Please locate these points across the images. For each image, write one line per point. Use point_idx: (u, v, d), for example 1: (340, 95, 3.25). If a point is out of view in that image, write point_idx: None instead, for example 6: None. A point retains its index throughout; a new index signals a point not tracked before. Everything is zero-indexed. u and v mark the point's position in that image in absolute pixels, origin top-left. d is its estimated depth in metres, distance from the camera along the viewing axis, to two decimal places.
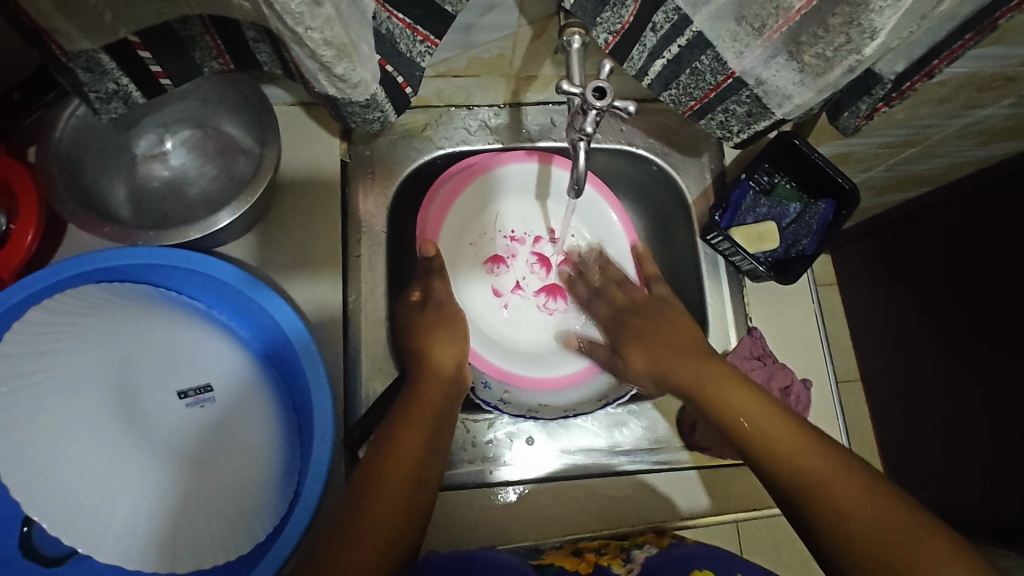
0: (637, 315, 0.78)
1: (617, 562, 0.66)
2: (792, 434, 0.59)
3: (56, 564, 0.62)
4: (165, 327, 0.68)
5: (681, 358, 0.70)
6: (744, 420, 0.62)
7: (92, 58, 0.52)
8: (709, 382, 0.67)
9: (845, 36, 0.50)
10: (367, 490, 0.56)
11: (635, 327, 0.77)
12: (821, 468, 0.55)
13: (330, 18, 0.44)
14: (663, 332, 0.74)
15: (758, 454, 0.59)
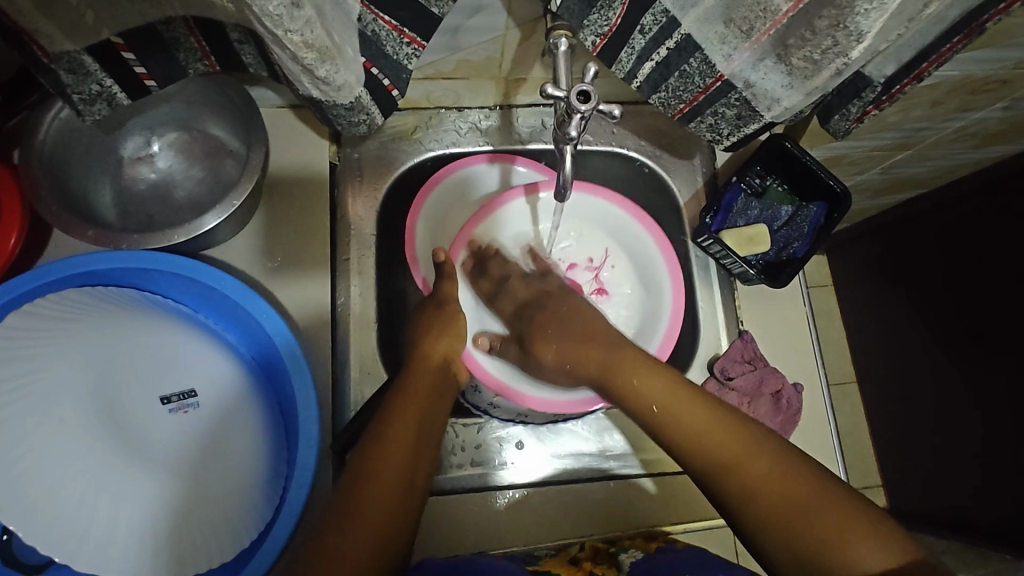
0: (546, 308, 0.71)
1: (609, 570, 0.65)
2: (719, 427, 0.57)
3: (34, 572, 0.61)
4: (150, 331, 0.68)
5: (597, 349, 0.66)
6: (661, 411, 0.60)
7: (74, 60, 0.51)
8: (630, 375, 0.63)
9: (832, 39, 0.50)
10: (357, 493, 0.55)
11: (539, 321, 0.71)
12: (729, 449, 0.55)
13: (311, 21, 0.44)
14: (576, 330, 0.69)
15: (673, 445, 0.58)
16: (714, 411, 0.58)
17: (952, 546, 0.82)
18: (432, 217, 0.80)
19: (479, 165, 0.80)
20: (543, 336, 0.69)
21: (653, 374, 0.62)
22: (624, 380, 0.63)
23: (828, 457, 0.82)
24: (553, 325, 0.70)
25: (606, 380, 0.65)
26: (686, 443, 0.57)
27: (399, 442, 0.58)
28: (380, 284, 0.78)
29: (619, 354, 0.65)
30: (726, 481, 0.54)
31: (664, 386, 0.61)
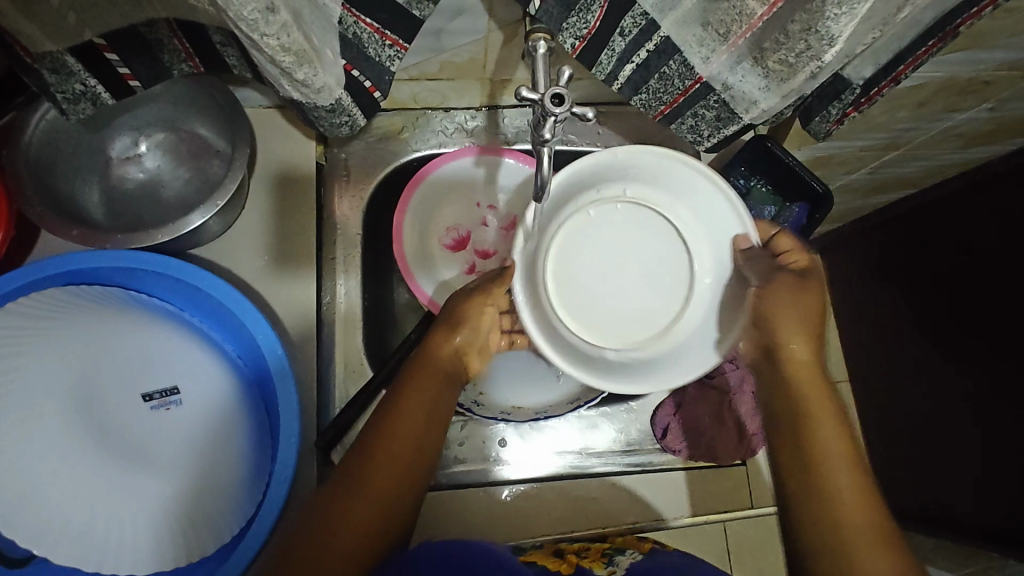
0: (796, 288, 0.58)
1: (599, 563, 0.65)
2: (860, 500, 0.51)
3: (20, 565, 0.61)
4: (133, 330, 0.69)
5: (807, 345, 0.57)
6: (783, 349, 0.57)
7: (57, 60, 0.52)
8: (815, 400, 0.56)
9: (805, 42, 0.50)
10: (349, 480, 0.54)
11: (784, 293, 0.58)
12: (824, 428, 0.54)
13: (288, 25, 0.45)
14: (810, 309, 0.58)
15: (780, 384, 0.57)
16: (870, 485, 0.52)
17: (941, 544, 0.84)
18: (421, 216, 0.81)
19: (467, 159, 0.81)
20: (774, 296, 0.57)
21: (829, 406, 0.55)
22: (799, 384, 0.57)
23: None
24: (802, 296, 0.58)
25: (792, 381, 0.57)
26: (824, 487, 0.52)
27: (397, 437, 0.56)
28: (366, 281, 0.79)
29: (814, 368, 0.57)
30: (829, 540, 0.50)
31: (835, 430, 0.54)
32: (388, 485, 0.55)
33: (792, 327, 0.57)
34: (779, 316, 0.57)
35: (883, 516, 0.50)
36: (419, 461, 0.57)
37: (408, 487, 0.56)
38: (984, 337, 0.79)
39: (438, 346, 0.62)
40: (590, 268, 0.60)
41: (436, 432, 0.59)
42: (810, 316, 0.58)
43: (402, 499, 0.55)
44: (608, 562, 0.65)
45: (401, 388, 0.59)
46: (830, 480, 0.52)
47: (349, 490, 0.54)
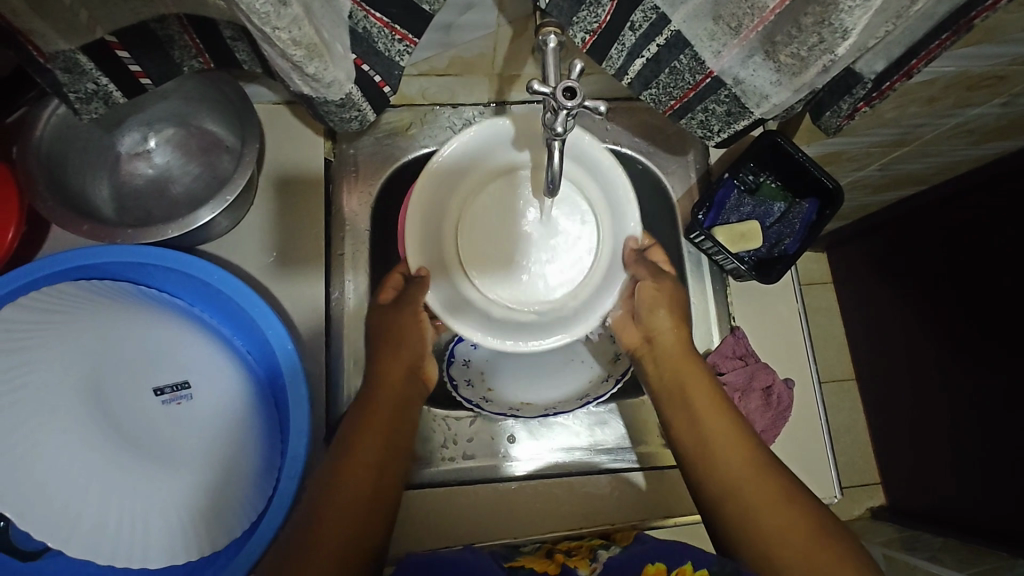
0: (665, 291, 0.69)
1: (583, 561, 0.64)
2: (735, 442, 0.62)
3: (32, 558, 0.65)
4: (144, 324, 0.69)
5: (674, 336, 0.70)
6: (655, 344, 0.70)
7: (70, 59, 0.52)
8: (687, 379, 0.67)
9: (818, 36, 0.50)
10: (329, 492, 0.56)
11: (654, 295, 0.69)
12: (702, 401, 0.65)
13: (299, 18, 0.44)
14: (674, 304, 0.70)
15: (659, 378, 0.69)
16: (739, 427, 0.63)
17: (949, 543, 0.85)
18: None
19: None
20: (658, 289, 0.69)
21: (700, 371, 0.67)
22: (675, 356, 0.69)
23: (820, 455, 0.82)
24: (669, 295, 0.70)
25: (668, 369, 0.68)
26: (704, 437, 0.63)
27: (366, 442, 0.59)
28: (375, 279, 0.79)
29: (685, 342, 0.70)
30: (716, 477, 0.60)
31: (704, 389, 0.66)
32: (363, 500, 0.56)
33: (664, 324, 0.69)
34: (656, 317, 0.69)
35: (766, 463, 0.60)
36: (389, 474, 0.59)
37: (387, 485, 0.58)
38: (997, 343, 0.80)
39: (389, 366, 0.66)
40: (493, 233, 0.68)
41: (402, 439, 0.62)
42: (676, 315, 0.70)
43: (383, 494, 0.58)
44: (592, 560, 0.64)
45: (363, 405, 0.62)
46: (712, 433, 0.63)
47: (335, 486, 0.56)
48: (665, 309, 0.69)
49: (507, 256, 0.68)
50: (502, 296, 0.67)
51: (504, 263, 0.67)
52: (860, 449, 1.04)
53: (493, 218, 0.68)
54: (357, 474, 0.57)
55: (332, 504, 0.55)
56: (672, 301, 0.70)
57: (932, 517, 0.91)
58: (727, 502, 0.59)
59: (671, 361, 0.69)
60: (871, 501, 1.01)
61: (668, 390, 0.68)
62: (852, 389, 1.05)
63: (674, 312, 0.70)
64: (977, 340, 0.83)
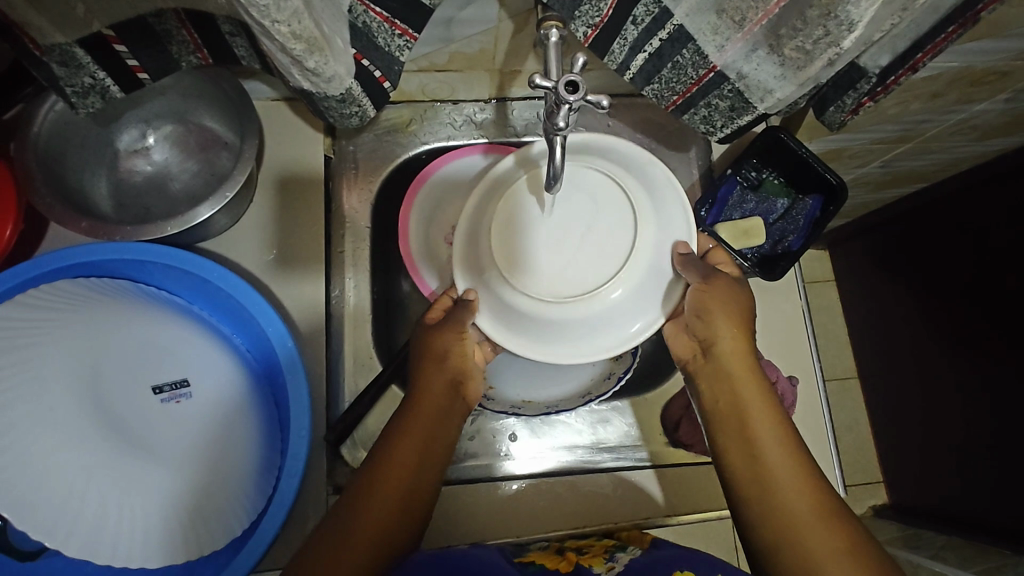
0: (722, 296, 0.60)
1: (598, 560, 0.65)
2: (795, 481, 0.57)
3: (31, 558, 0.64)
4: (143, 322, 0.69)
5: (734, 347, 0.62)
6: (713, 356, 0.62)
7: (66, 52, 0.52)
8: (747, 399, 0.60)
9: (824, 28, 0.49)
10: (356, 507, 0.56)
11: (709, 302, 0.60)
12: (761, 424, 0.59)
13: (299, 12, 0.44)
14: (733, 307, 0.61)
15: (715, 395, 0.62)
16: (799, 463, 0.58)
17: (952, 542, 0.85)
18: (427, 210, 0.80)
19: (474, 157, 0.80)
20: (710, 294, 0.60)
21: (761, 393, 0.61)
22: (731, 374, 0.62)
23: (822, 453, 0.81)
24: (728, 300, 0.61)
25: (726, 385, 0.62)
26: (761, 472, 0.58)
27: (399, 461, 0.58)
28: (375, 277, 0.78)
29: (744, 353, 0.62)
30: (772, 513, 0.56)
31: (763, 415, 0.60)
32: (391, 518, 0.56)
33: (721, 333, 0.61)
34: (713, 326, 0.61)
35: (824, 498, 0.56)
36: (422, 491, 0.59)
37: (413, 505, 0.58)
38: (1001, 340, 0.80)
39: (432, 378, 0.62)
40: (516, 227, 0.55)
41: (440, 446, 0.61)
42: (738, 323, 0.62)
43: (413, 511, 0.58)
44: (608, 559, 0.65)
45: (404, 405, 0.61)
46: (769, 468, 0.57)
47: (367, 493, 0.56)
48: (724, 318, 0.61)
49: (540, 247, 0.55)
50: (527, 301, 0.54)
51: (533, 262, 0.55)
52: (862, 447, 1.03)
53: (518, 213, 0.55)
54: (390, 486, 0.57)
55: (359, 525, 0.55)
56: (732, 306, 0.61)
57: (935, 516, 0.90)
58: (781, 547, 0.55)
59: (729, 376, 0.61)
60: (873, 500, 1.00)
61: (722, 409, 0.62)
62: (855, 387, 1.05)
63: (735, 319, 0.61)
64: (981, 337, 0.83)
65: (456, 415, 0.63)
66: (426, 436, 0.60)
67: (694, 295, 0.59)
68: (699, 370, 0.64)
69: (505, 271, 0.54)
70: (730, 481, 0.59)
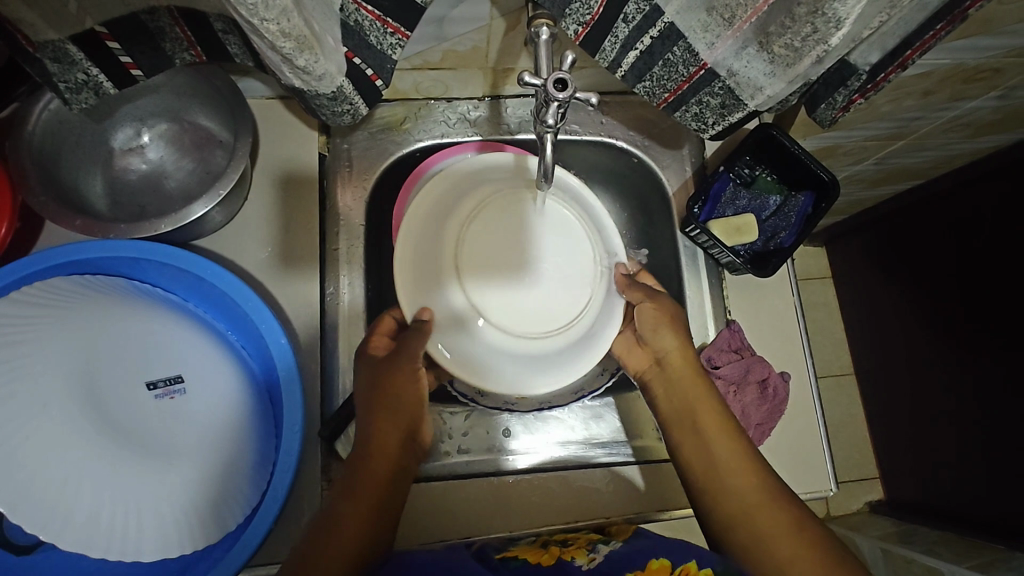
0: (668, 311, 0.69)
1: (580, 552, 0.66)
2: (745, 468, 0.63)
3: (25, 553, 0.65)
4: (136, 318, 0.69)
5: (682, 356, 0.69)
6: (663, 363, 0.70)
7: (59, 49, 0.52)
8: (697, 400, 0.67)
9: (811, 26, 0.49)
10: (343, 501, 0.61)
11: (659, 318, 0.68)
12: (711, 421, 0.66)
13: (287, 10, 0.44)
14: (678, 321, 0.69)
15: (668, 398, 0.69)
16: (747, 454, 0.64)
17: (948, 537, 0.85)
18: None
19: (467, 155, 0.80)
20: (660, 311, 0.68)
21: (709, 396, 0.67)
22: (681, 381, 0.68)
23: (817, 450, 0.81)
24: (673, 315, 0.69)
25: (677, 390, 0.68)
26: (715, 466, 0.63)
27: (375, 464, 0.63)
28: (369, 275, 0.79)
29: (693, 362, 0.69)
30: (726, 502, 0.62)
31: (714, 414, 0.66)
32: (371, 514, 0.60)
33: (668, 344, 0.69)
34: (662, 336, 0.69)
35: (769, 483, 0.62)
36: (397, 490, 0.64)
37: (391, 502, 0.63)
38: (995, 336, 0.80)
39: (396, 394, 0.65)
40: (487, 246, 0.59)
41: (414, 439, 0.67)
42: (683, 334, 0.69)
43: (390, 506, 0.63)
44: (589, 551, 0.67)
45: (372, 406, 0.65)
46: (721, 460, 0.63)
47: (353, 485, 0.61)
48: (672, 331, 0.69)
49: (511, 264, 0.59)
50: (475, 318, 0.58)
51: (494, 284, 0.58)
52: (858, 444, 1.03)
53: (492, 235, 0.59)
54: (372, 479, 0.62)
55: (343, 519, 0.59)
56: (677, 320, 0.69)
57: (930, 511, 0.91)
58: (736, 534, 0.61)
59: (676, 383, 0.69)
60: (869, 496, 1.00)
61: (676, 411, 0.68)
62: (850, 383, 1.05)
63: (680, 331, 0.69)
64: (974, 333, 0.83)
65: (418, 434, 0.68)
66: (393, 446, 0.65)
67: (643, 309, 0.67)
68: (653, 379, 0.70)
69: (466, 288, 0.58)
70: (690, 476, 0.65)
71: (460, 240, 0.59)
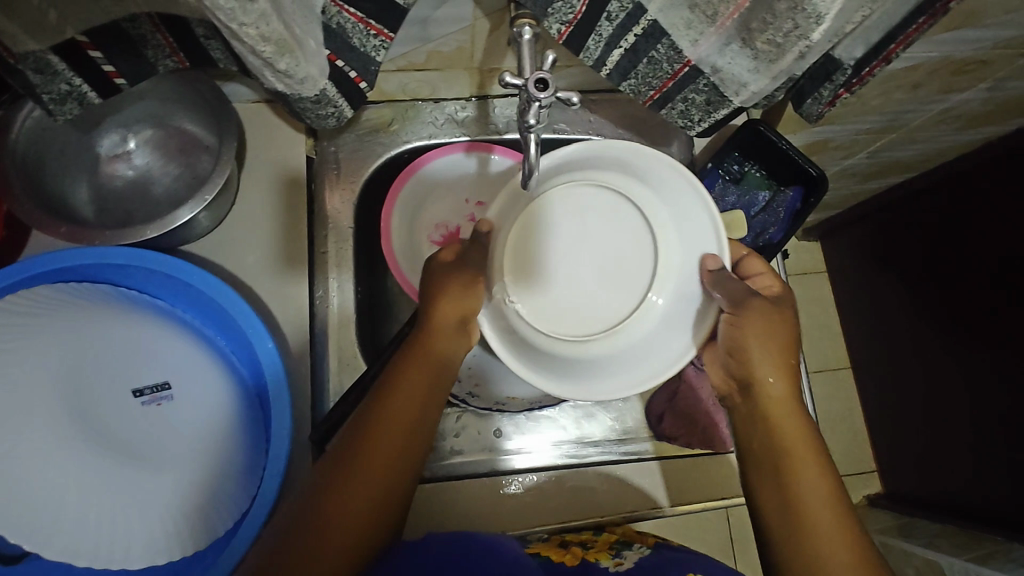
0: (759, 319, 0.55)
1: (605, 555, 0.67)
2: (830, 517, 0.51)
3: (13, 561, 0.64)
4: (122, 325, 0.69)
5: (778, 376, 0.55)
6: (752, 381, 0.55)
7: (41, 59, 0.52)
8: (785, 429, 0.54)
9: (792, 21, 0.49)
10: (309, 531, 0.52)
11: (743, 326, 0.55)
12: (799, 455, 0.53)
13: (266, 14, 0.44)
14: (775, 330, 0.55)
15: (751, 422, 0.56)
16: (836, 501, 0.52)
17: (946, 529, 0.85)
18: (409, 208, 0.82)
19: (455, 155, 0.81)
20: (747, 327, 0.55)
21: (802, 427, 0.54)
22: (771, 415, 0.55)
23: None
24: (767, 323, 0.55)
25: (764, 414, 0.55)
26: (792, 507, 0.52)
27: (357, 492, 0.53)
28: (360, 276, 0.79)
29: (788, 385, 0.55)
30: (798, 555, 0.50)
31: (804, 449, 0.53)
32: (349, 550, 0.52)
33: (757, 355, 0.55)
34: (748, 346, 0.55)
35: (857, 543, 0.50)
36: (380, 515, 0.54)
37: (368, 533, 0.53)
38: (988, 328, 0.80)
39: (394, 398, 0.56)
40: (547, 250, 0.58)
41: (415, 464, 0.57)
42: (783, 346, 0.55)
43: (367, 538, 0.53)
44: (613, 553, 0.67)
45: (369, 426, 0.55)
46: (802, 503, 0.51)
47: (323, 515, 0.52)
48: (762, 341, 0.55)
49: (573, 264, 0.58)
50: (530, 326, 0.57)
51: (550, 289, 0.58)
52: (856, 438, 1.04)
53: (551, 237, 0.58)
54: (348, 508, 0.53)
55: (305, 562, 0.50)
56: (771, 328, 0.55)
57: (928, 503, 0.91)
58: None
59: (762, 407, 0.55)
60: (867, 489, 1.01)
61: (758, 439, 0.55)
62: (846, 377, 1.06)
63: (776, 341, 0.55)
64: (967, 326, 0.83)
65: (421, 446, 0.57)
66: (379, 471, 0.54)
67: (728, 323, 0.56)
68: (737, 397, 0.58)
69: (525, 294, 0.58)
70: (759, 514, 0.54)
71: (522, 244, 0.58)
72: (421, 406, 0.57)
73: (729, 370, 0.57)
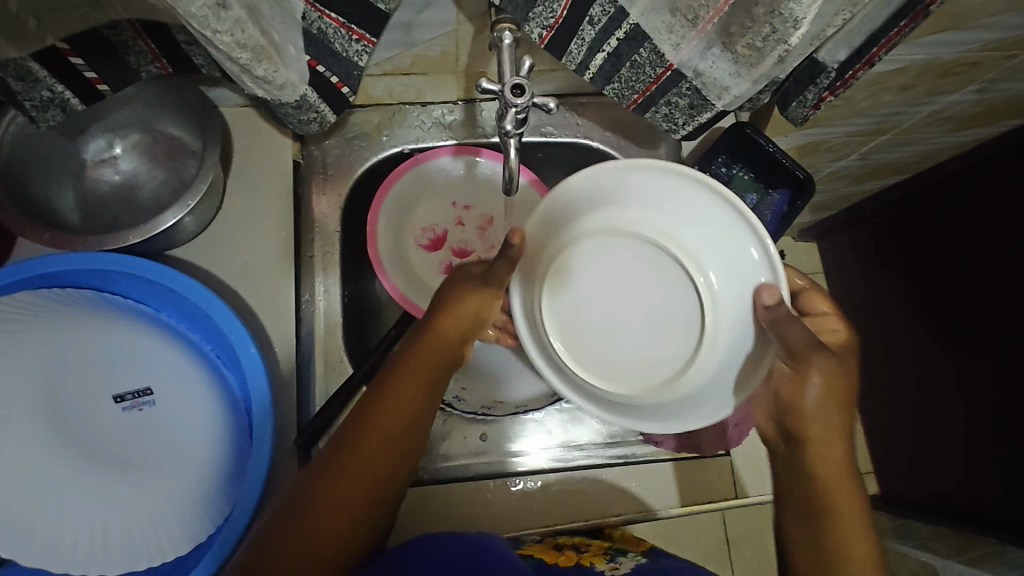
0: (825, 377, 0.49)
1: (598, 558, 0.68)
2: None
3: None
4: (103, 331, 0.69)
5: (833, 439, 0.50)
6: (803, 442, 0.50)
7: (21, 66, 0.51)
8: (832, 495, 0.50)
9: (770, 26, 0.49)
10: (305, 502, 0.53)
11: (802, 383, 0.49)
12: (845, 524, 0.49)
13: (241, 21, 0.44)
14: (840, 391, 0.49)
15: (794, 478, 0.52)
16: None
17: (939, 531, 0.85)
18: (398, 211, 0.82)
19: (444, 158, 0.82)
20: (809, 382, 0.48)
21: (852, 495, 0.50)
22: (823, 480, 0.50)
23: None
24: (833, 383, 0.49)
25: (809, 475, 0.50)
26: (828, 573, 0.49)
27: (353, 469, 0.54)
28: (347, 279, 0.79)
29: (843, 450, 0.50)
30: None
31: (851, 519, 0.49)
32: (343, 523, 0.53)
33: (814, 414, 0.49)
34: (806, 404, 0.49)
35: None
36: (378, 490, 0.55)
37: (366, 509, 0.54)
38: (981, 330, 0.80)
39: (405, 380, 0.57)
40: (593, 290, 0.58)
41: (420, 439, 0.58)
42: (844, 408, 0.49)
43: (365, 511, 0.54)
44: (606, 556, 0.69)
45: (373, 401, 0.56)
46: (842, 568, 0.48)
47: (325, 485, 0.53)
48: (824, 400, 0.49)
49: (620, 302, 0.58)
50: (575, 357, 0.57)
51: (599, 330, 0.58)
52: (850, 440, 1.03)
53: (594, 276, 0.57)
54: (347, 481, 0.53)
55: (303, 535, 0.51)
56: (836, 388, 0.49)
57: (922, 505, 0.90)
58: None
59: (809, 468, 0.50)
60: None
61: (798, 497, 0.51)
62: None
63: (839, 403, 0.49)
64: (960, 328, 0.83)
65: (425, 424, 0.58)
66: (379, 444, 0.55)
67: (791, 369, 0.50)
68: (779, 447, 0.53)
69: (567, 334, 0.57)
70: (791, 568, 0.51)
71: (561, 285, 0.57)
72: (434, 377, 0.58)
73: (779, 418, 0.52)
